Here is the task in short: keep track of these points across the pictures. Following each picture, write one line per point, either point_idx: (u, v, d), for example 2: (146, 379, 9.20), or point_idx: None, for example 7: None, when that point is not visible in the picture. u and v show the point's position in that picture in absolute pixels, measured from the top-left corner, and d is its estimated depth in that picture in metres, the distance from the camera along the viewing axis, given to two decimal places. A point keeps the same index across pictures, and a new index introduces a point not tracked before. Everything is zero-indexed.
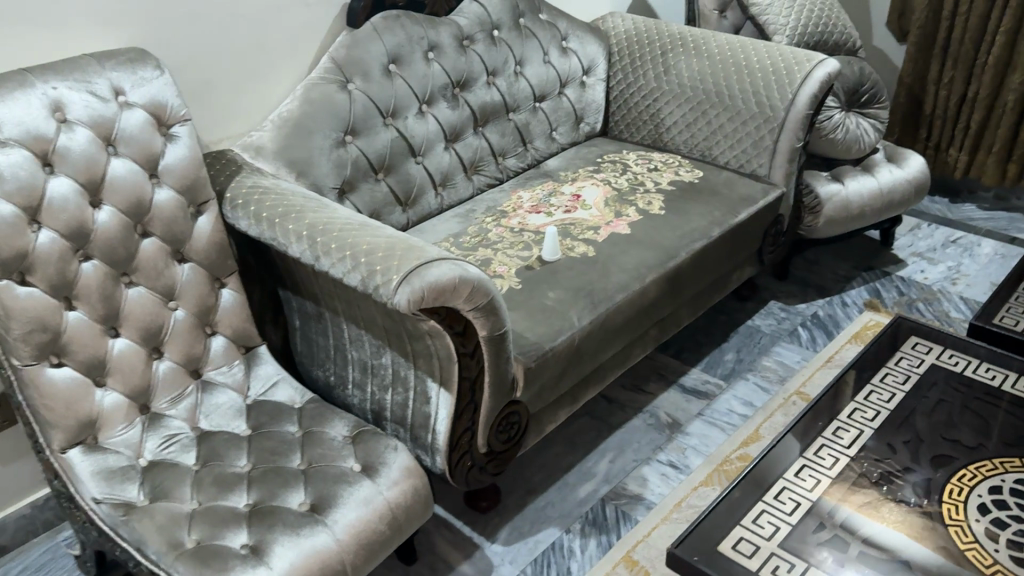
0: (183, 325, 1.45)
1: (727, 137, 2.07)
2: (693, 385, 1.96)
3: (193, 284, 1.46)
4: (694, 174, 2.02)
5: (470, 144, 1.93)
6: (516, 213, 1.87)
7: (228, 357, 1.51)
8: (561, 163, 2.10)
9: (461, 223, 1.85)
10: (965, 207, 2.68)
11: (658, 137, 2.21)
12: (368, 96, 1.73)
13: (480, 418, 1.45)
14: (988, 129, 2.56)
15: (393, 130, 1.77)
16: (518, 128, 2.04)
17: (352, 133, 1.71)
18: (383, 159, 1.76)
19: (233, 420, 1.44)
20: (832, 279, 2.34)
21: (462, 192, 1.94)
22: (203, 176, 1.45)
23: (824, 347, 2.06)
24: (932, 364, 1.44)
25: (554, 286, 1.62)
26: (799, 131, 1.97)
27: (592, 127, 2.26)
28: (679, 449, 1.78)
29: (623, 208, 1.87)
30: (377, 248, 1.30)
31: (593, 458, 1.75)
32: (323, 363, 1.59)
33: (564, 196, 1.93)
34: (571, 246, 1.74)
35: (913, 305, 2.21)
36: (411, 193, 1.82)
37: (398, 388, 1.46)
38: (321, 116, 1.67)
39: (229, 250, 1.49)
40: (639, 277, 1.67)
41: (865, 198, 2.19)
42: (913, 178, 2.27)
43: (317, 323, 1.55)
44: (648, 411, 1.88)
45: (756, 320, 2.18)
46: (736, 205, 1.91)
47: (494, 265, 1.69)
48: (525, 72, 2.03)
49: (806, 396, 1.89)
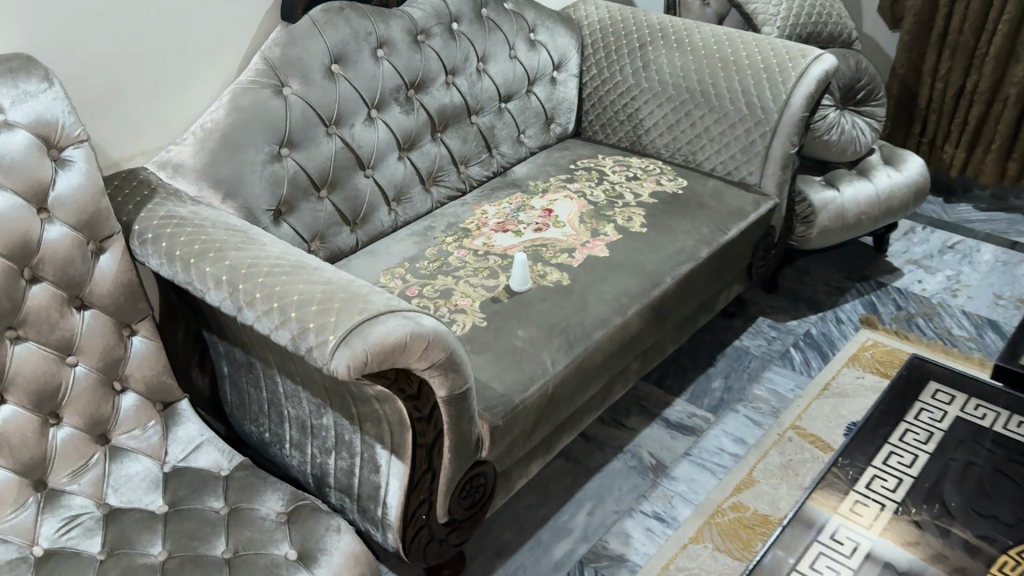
0: (85, 383, 1.22)
1: (713, 140, 1.87)
2: (677, 419, 1.77)
3: (95, 334, 1.23)
4: (677, 183, 1.82)
5: (428, 152, 1.71)
6: (479, 232, 1.66)
7: (141, 418, 1.29)
8: (529, 171, 1.89)
9: (417, 243, 1.63)
10: (959, 206, 2.52)
11: (636, 139, 2.00)
12: (307, 102, 1.50)
13: (440, 487, 1.24)
14: (987, 124, 2.39)
15: (337, 141, 1.55)
16: (482, 133, 1.81)
17: (288, 145, 1.48)
18: (326, 174, 1.54)
19: (147, 494, 1.22)
20: (824, 290, 2.16)
21: (419, 207, 1.72)
22: (105, 207, 1.22)
23: (819, 372, 1.89)
24: (956, 418, 1.26)
25: (523, 322, 1.42)
26: (794, 135, 1.77)
27: (563, 128, 2.04)
28: (665, 497, 1.59)
29: (600, 225, 1.67)
30: (310, 298, 1.08)
31: (569, 510, 1.56)
32: (257, 418, 1.37)
33: (534, 211, 1.72)
34: (543, 272, 1.53)
35: (913, 321, 2.04)
36: (360, 210, 1.61)
37: (343, 453, 1.25)
38: (251, 126, 1.44)
39: (139, 292, 1.27)
40: (621, 309, 1.46)
41: (862, 205, 2.01)
42: (911, 181, 2.09)
43: (247, 373, 1.34)
44: (629, 451, 1.69)
45: (744, 340, 1.99)
46: (727, 219, 1.71)
47: (455, 297, 1.47)
48: (488, 69, 1.80)
49: (832, 448, 1.68)
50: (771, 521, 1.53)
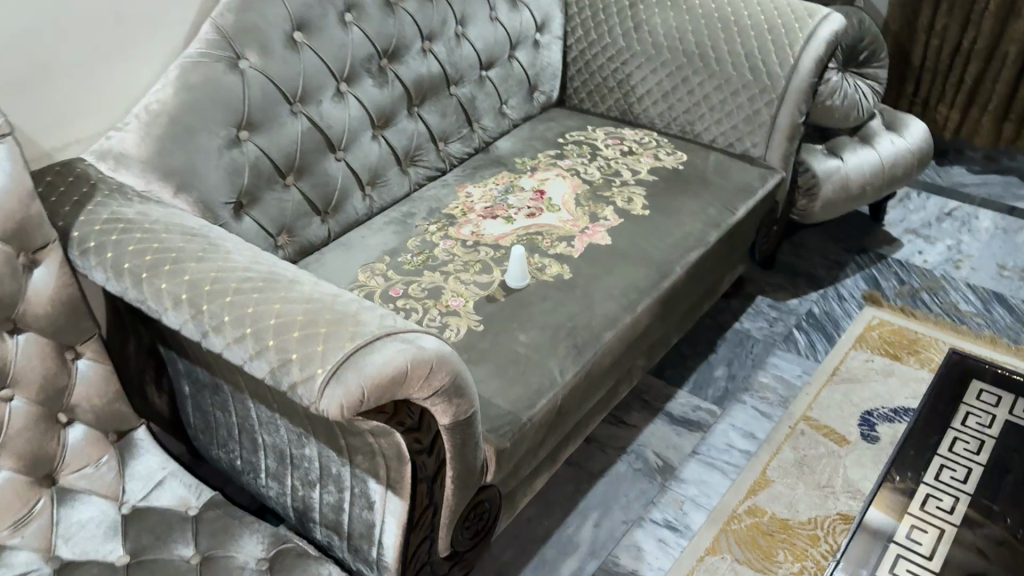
0: (23, 418, 1.03)
1: (713, 109, 1.71)
2: (681, 413, 1.64)
3: (32, 361, 1.04)
4: (677, 158, 1.67)
5: (405, 129, 1.53)
6: (465, 219, 1.50)
7: (92, 451, 1.12)
8: (513, 146, 1.72)
9: (397, 233, 1.46)
10: (952, 169, 2.43)
11: (627, 108, 1.84)
12: (267, 77, 1.30)
13: (442, 521, 1.10)
14: (983, 84, 2.28)
15: (303, 120, 1.36)
16: (462, 105, 1.64)
17: (247, 128, 1.29)
18: (293, 159, 1.35)
19: (105, 542, 1.05)
20: (823, 264, 2.05)
21: (396, 191, 1.55)
22: (37, 211, 1.02)
23: (825, 355, 1.78)
24: (1005, 422, 1.15)
25: (524, 326, 1.27)
26: (802, 103, 1.63)
27: (547, 97, 1.87)
28: (676, 503, 1.47)
29: (598, 207, 1.52)
30: (291, 321, 0.91)
31: (573, 523, 1.43)
32: (226, 444, 1.21)
33: (525, 193, 1.56)
34: (541, 265, 1.38)
35: (918, 296, 1.94)
36: (332, 198, 1.43)
37: (329, 486, 1.10)
38: (204, 106, 1.24)
39: (82, 308, 1.09)
40: (630, 305, 1.32)
41: (865, 174, 1.88)
42: (915, 147, 1.97)
43: (213, 396, 1.17)
44: (633, 451, 1.56)
45: (744, 322, 1.87)
46: (734, 197, 1.57)
47: (445, 297, 1.32)
48: (468, 34, 1.62)
49: (848, 441, 1.58)
50: (790, 525, 1.43)
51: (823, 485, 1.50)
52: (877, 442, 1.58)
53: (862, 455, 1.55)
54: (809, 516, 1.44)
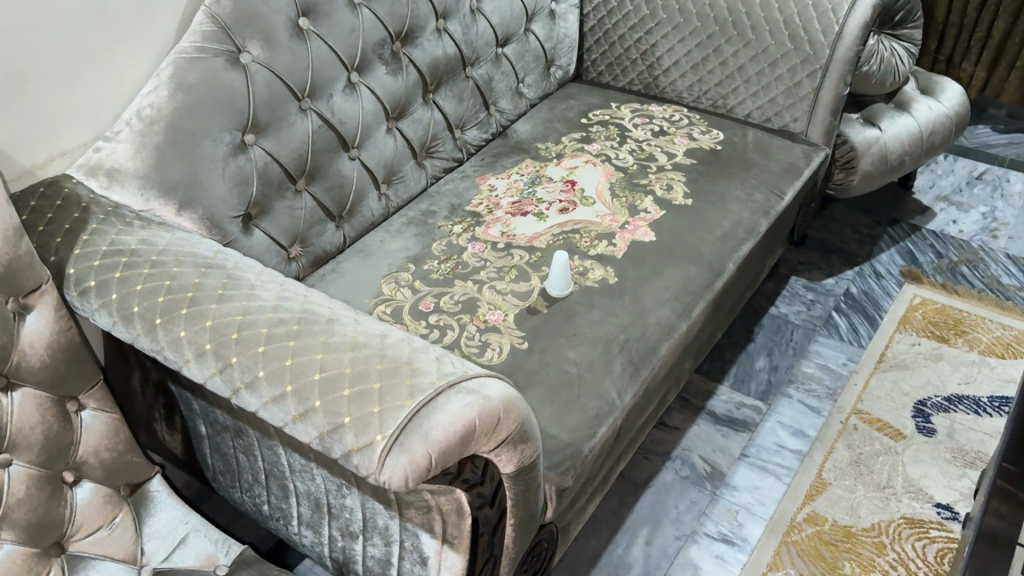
0: (24, 486, 0.90)
1: (748, 82, 1.59)
2: (725, 411, 1.55)
3: (31, 419, 0.90)
4: (713, 137, 1.55)
5: (421, 119, 1.39)
6: (492, 217, 1.37)
7: (105, 510, 0.99)
8: (533, 129, 1.59)
9: (419, 236, 1.33)
10: (977, 129, 2.33)
11: (651, 81, 1.70)
12: (273, 72, 1.16)
13: (501, 570, 0.99)
14: (1012, 38, 2.16)
15: (314, 117, 1.21)
16: (479, 88, 1.50)
17: (253, 130, 1.15)
18: (304, 162, 1.21)
19: None
20: (855, 238, 1.95)
21: (413, 187, 1.41)
22: (26, 250, 0.88)
23: (869, 340, 1.68)
24: None
25: (573, 341, 1.15)
26: (847, 73, 1.51)
27: (564, 71, 1.73)
28: (730, 512, 1.38)
29: (636, 197, 1.39)
30: (337, 375, 0.78)
31: (622, 542, 1.34)
32: (251, 488, 1.09)
33: (554, 183, 1.43)
34: (583, 269, 1.26)
35: (957, 270, 1.85)
36: (347, 202, 1.29)
37: (374, 539, 0.98)
38: (204, 109, 1.10)
39: (83, 353, 0.95)
40: (684, 310, 1.21)
41: (904, 143, 1.77)
42: (952, 113, 1.86)
43: (236, 439, 1.04)
44: (678, 457, 1.47)
45: (780, 306, 1.76)
46: (779, 180, 1.45)
47: (482, 310, 1.19)
48: (483, 8, 1.47)
49: (903, 436, 1.49)
50: (854, 533, 1.34)
51: (883, 486, 1.41)
52: (934, 435, 1.49)
53: (919, 450, 1.47)
54: (872, 522, 1.36)
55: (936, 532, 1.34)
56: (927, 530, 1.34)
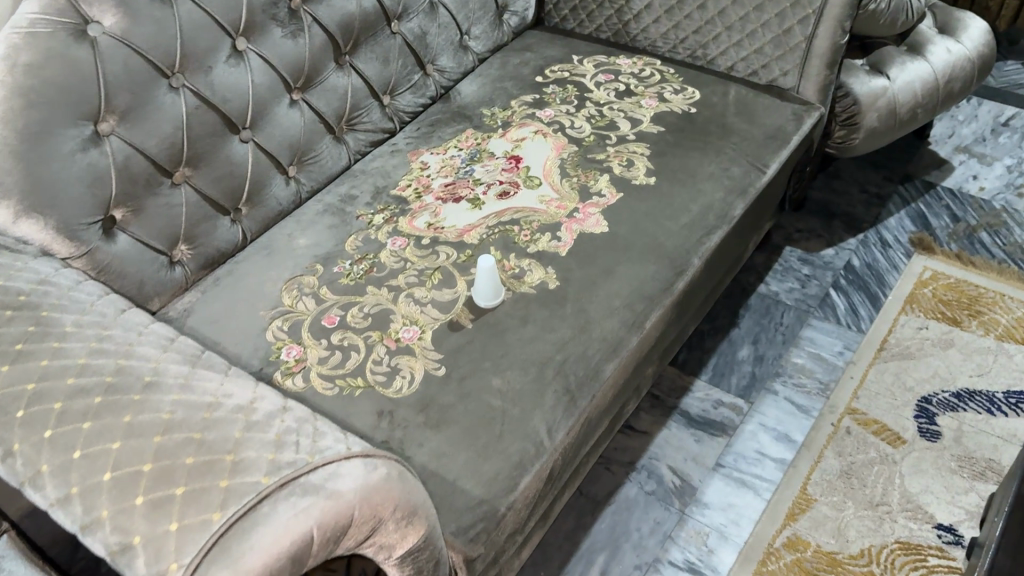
0: None
1: (730, 29, 1.35)
2: (700, 412, 1.37)
3: None
4: (687, 97, 1.33)
5: (335, 87, 1.19)
6: (420, 204, 1.17)
7: None
8: (479, 91, 1.38)
9: (333, 228, 1.14)
10: (1006, 66, 2.08)
11: (620, 29, 1.48)
12: (130, 45, 0.95)
13: None
14: None
15: (188, 96, 1.01)
16: (410, 44, 1.28)
17: (110, 118, 0.95)
18: (179, 152, 1.02)
19: None
20: (860, 199, 1.73)
21: (332, 166, 1.22)
22: None
23: (870, 324, 1.48)
24: None
25: (499, 365, 0.97)
26: (846, 20, 1.26)
27: (520, 18, 1.52)
28: (698, 535, 1.21)
29: (589, 177, 1.19)
30: (135, 473, 0.61)
31: (575, 572, 1.18)
32: None
33: (496, 160, 1.23)
34: (519, 270, 1.07)
35: (975, 237, 1.63)
36: (243, 193, 1.10)
37: None
38: (44, 99, 0.89)
39: None
40: (636, 321, 1.01)
41: (917, 93, 1.52)
42: (974, 55, 1.61)
43: None
44: (645, 468, 1.30)
45: (770, 284, 1.57)
46: (762, 149, 1.23)
47: (395, 326, 1.01)
48: None
49: (903, 441, 1.30)
50: (839, 561, 1.16)
51: (876, 504, 1.22)
52: (939, 440, 1.30)
53: (921, 458, 1.28)
54: (861, 547, 1.18)
55: (935, 560, 1.16)
56: (924, 557, 1.16)
